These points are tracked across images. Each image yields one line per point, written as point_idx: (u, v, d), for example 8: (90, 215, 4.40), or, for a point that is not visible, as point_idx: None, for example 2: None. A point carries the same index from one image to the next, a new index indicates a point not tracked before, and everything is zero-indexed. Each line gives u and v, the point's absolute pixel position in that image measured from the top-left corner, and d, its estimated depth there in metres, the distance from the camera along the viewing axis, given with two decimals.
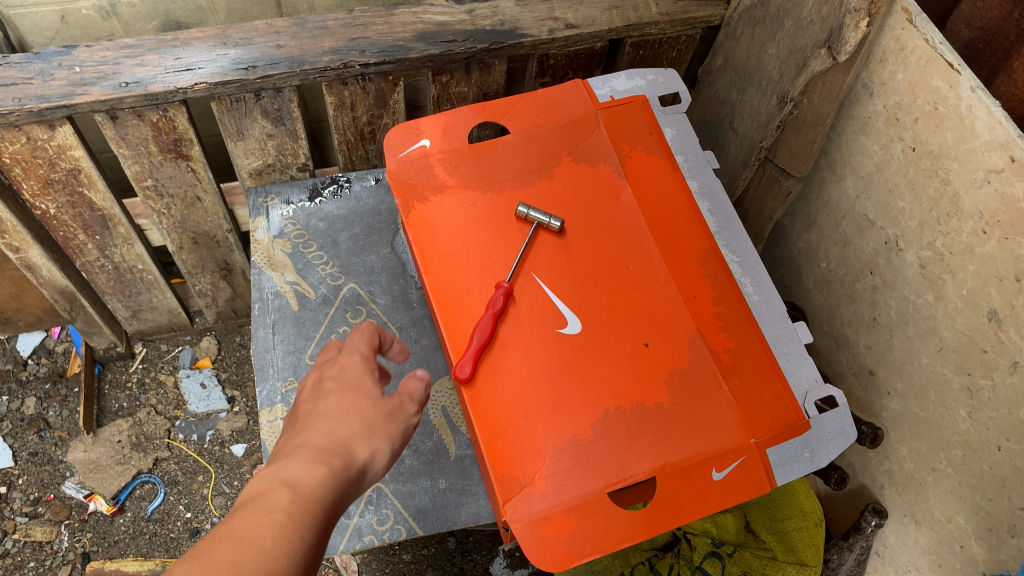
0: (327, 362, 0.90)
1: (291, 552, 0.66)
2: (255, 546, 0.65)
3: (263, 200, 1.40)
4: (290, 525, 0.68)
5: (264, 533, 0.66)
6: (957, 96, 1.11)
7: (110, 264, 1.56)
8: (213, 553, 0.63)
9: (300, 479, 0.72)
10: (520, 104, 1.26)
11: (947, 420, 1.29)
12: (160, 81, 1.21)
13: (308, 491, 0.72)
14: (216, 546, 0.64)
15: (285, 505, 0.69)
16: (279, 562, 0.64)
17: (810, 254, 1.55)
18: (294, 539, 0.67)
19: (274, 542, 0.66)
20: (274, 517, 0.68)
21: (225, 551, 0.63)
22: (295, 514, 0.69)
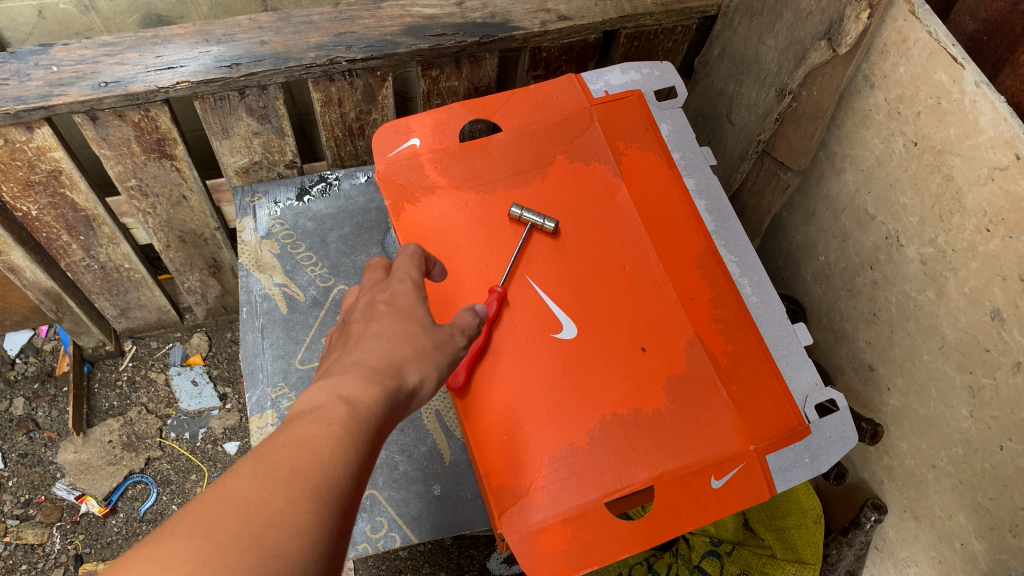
0: (373, 289, 0.89)
1: (348, 461, 0.65)
2: (314, 451, 0.63)
3: (250, 199, 1.37)
4: (347, 437, 0.66)
5: (323, 439, 0.65)
6: (960, 90, 1.08)
7: (96, 264, 1.53)
8: (276, 454, 0.62)
9: (356, 394, 0.71)
10: (512, 100, 1.23)
11: (948, 418, 1.27)
12: (140, 80, 1.17)
13: (364, 406, 0.70)
14: (278, 449, 0.62)
15: (343, 417, 0.68)
16: (337, 469, 0.63)
17: (809, 247, 1.53)
18: (352, 449, 0.66)
19: (334, 449, 0.65)
20: (332, 428, 0.66)
21: (288, 453, 0.62)
22: (352, 428, 0.67)
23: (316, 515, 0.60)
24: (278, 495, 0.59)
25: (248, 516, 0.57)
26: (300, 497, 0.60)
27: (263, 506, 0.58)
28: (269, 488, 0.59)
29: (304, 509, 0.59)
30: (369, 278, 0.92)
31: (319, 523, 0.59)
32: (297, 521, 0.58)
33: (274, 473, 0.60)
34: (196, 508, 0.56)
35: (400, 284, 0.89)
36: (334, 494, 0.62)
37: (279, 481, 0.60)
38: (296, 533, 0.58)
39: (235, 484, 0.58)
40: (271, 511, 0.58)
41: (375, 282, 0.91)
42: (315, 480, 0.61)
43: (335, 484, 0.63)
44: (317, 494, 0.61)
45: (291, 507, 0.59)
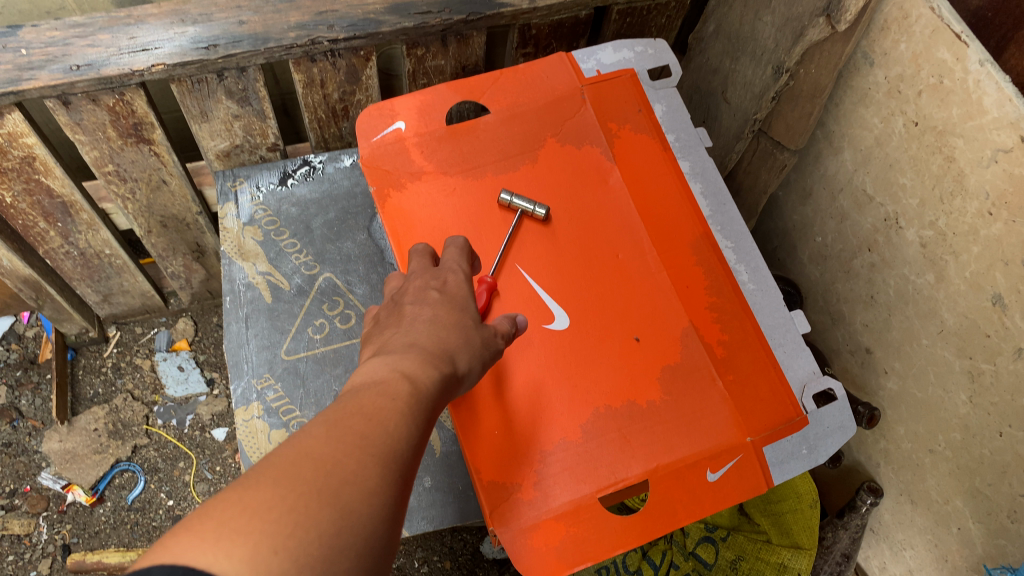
0: (420, 275, 0.90)
1: (410, 435, 0.65)
2: (381, 422, 0.64)
3: (232, 184, 1.33)
4: (409, 413, 0.67)
5: (388, 412, 0.65)
6: (964, 69, 1.04)
7: (75, 250, 1.49)
8: (346, 421, 0.62)
9: (417, 374, 0.71)
10: (500, 81, 1.18)
11: (947, 403, 1.25)
12: (114, 63, 1.12)
13: (424, 386, 0.71)
14: (348, 416, 0.63)
15: (405, 394, 0.68)
16: (401, 440, 0.64)
17: (805, 228, 1.50)
18: (413, 423, 0.66)
19: (399, 422, 0.65)
20: (395, 403, 0.66)
21: (359, 422, 0.62)
22: (414, 406, 0.68)
23: (385, 478, 0.60)
24: (350, 457, 0.59)
25: (326, 472, 0.56)
26: (370, 460, 0.60)
27: (341, 464, 0.58)
28: (343, 448, 0.59)
29: (375, 473, 0.59)
30: (416, 265, 0.93)
31: (387, 488, 0.59)
32: (370, 483, 0.58)
33: (346, 437, 0.60)
34: (276, 462, 0.55)
35: (450, 275, 0.90)
36: (400, 462, 0.62)
37: (352, 445, 0.60)
38: (368, 493, 0.58)
39: (311, 445, 0.58)
40: (346, 471, 0.58)
41: (421, 270, 0.91)
42: (383, 448, 0.62)
43: (400, 454, 0.63)
44: (384, 461, 0.61)
45: (364, 468, 0.59)
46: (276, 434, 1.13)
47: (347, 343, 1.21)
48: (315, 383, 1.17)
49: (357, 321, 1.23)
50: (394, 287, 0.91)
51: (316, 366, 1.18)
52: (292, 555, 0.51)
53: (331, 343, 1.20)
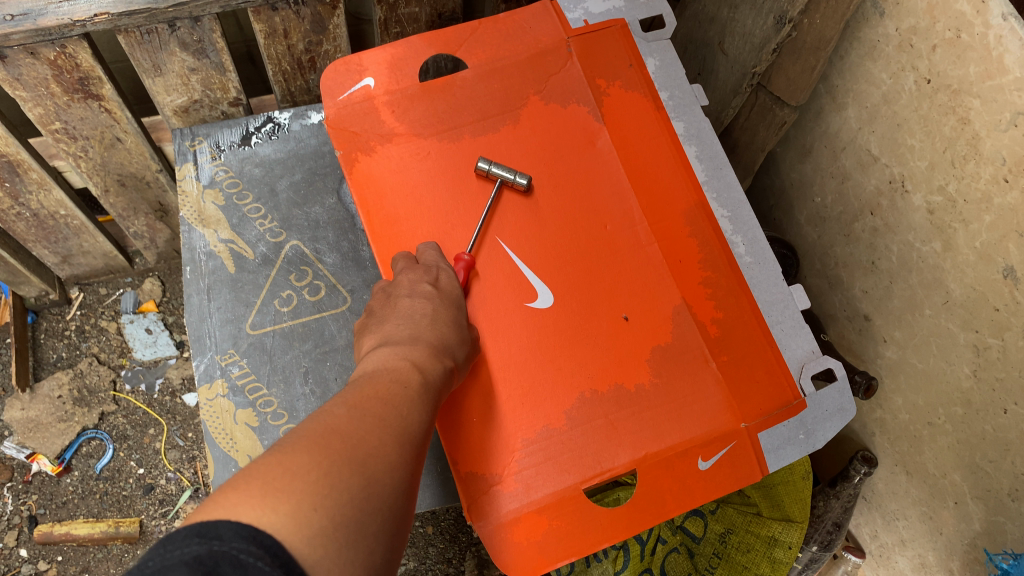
0: (411, 268, 0.89)
1: (420, 419, 0.69)
2: (395, 406, 0.67)
3: (190, 142, 1.23)
4: (420, 398, 0.71)
5: (402, 398, 0.69)
6: (985, 23, 0.96)
7: (27, 211, 1.40)
8: (364, 404, 0.65)
9: (425, 365, 0.75)
10: (479, 32, 1.08)
11: (948, 376, 1.19)
12: (52, 13, 1.01)
13: (431, 374, 0.75)
14: (366, 400, 0.66)
15: (416, 383, 0.72)
16: (414, 423, 0.68)
17: (804, 187, 1.42)
18: (423, 407, 0.70)
19: (412, 407, 0.69)
20: (408, 390, 0.70)
21: (376, 404, 0.66)
22: (425, 393, 0.72)
23: (403, 454, 0.63)
24: (372, 434, 0.62)
25: (353, 444, 0.60)
26: (389, 436, 0.63)
27: (365, 438, 0.61)
28: (366, 426, 0.63)
29: (395, 449, 0.63)
30: (400, 265, 0.91)
31: (405, 462, 0.63)
32: (392, 456, 0.62)
33: (365, 417, 0.64)
34: (308, 435, 0.59)
35: (440, 272, 0.90)
36: (414, 443, 0.66)
37: (372, 423, 0.64)
38: (392, 465, 0.61)
39: (336, 422, 0.62)
40: (370, 445, 0.61)
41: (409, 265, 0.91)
42: (398, 428, 0.65)
43: (414, 436, 0.67)
44: (401, 439, 0.65)
45: (386, 443, 0.62)
46: (242, 414, 1.06)
47: (317, 316, 1.13)
48: (282, 360, 1.10)
49: (327, 293, 1.15)
50: (383, 282, 0.91)
51: (283, 342, 1.11)
52: (328, 513, 0.53)
53: (299, 316, 1.13)
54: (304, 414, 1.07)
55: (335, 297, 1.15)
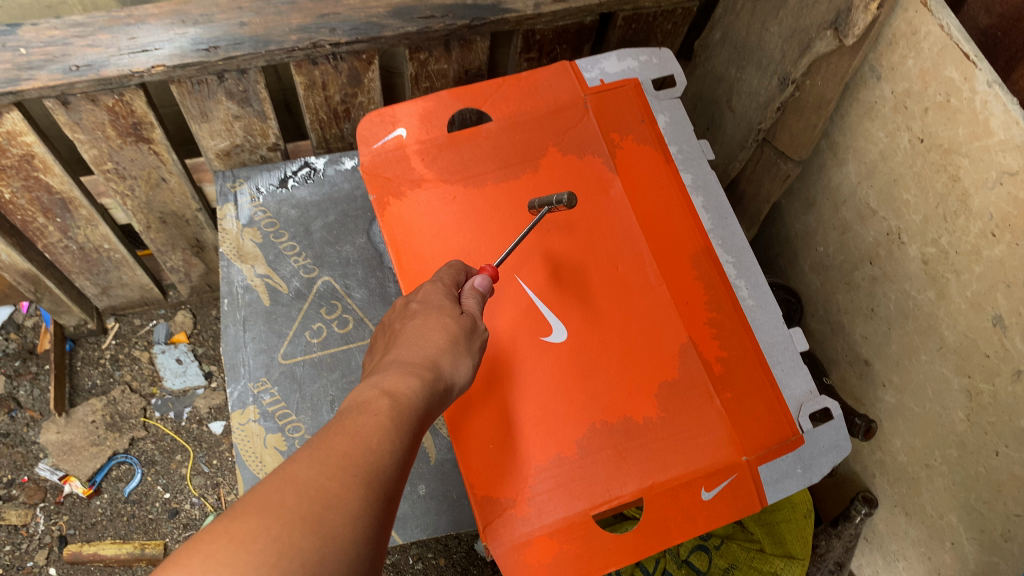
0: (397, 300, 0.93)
1: (393, 450, 0.69)
2: (364, 442, 0.67)
3: (232, 184, 1.32)
4: (393, 426, 0.71)
5: (371, 432, 0.69)
6: (972, 89, 1.03)
7: (74, 245, 1.49)
8: (330, 443, 0.65)
9: (402, 389, 0.75)
10: (503, 89, 1.17)
11: (944, 419, 1.25)
12: (113, 64, 1.11)
13: (408, 400, 0.74)
14: (332, 439, 0.66)
15: (389, 411, 0.72)
16: (384, 457, 0.67)
17: (808, 237, 1.49)
18: (396, 439, 0.70)
19: (382, 438, 0.69)
20: (379, 421, 0.70)
21: (344, 443, 0.66)
22: (400, 420, 0.72)
23: (368, 499, 0.63)
24: (333, 480, 0.62)
25: (307, 499, 0.60)
26: (353, 481, 0.63)
27: (324, 488, 0.61)
28: (329, 473, 0.63)
29: (357, 495, 0.63)
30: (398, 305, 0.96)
31: (371, 506, 0.63)
32: (353, 505, 0.62)
33: (329, 459, 0.64)
34: (260, 494, 0.59)
35: (437, 282, 0.92)
36: (383, 481, 0.66)
37: (335, 466, 0.63)
38: (352, 517, 0.61)
39: (296, 471, 0.62)
40: (329, 494, 0.61)
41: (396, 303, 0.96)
42: (366, 467, 0.65)
43: (383, 474, 0.66)
44: (367, 481, 0.64)
45: (348, 491, 0.62)
46: (272, 438, 1.13)
47: (344, 348, 1.21)
48: (311, 388, 1.17)
49: (355, 326, 1.23)
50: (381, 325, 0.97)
51: (313, 371, 1.18)
52: None
53: (328, 347, 1.20)
54: None
55: (362, 330, 1.23)
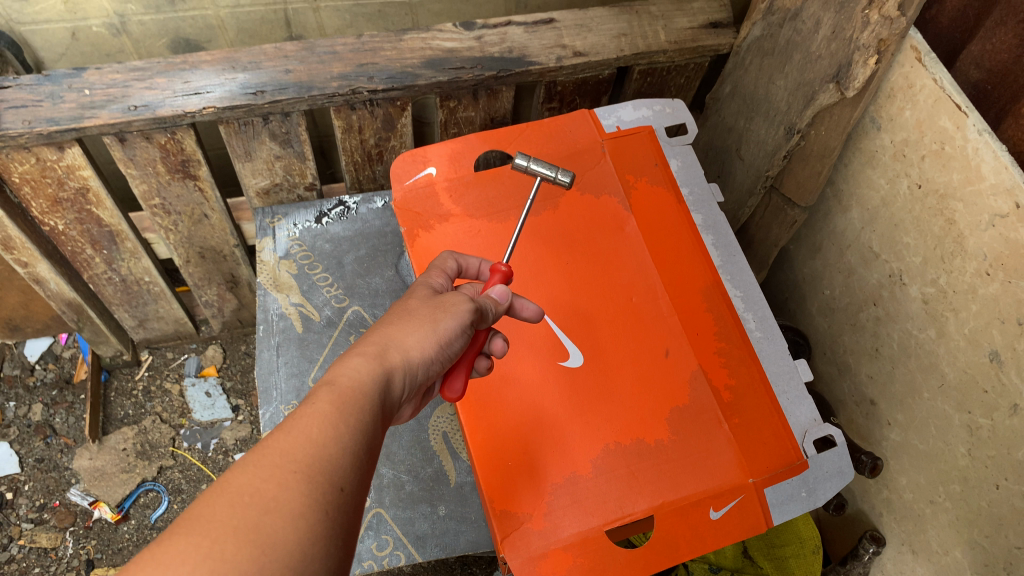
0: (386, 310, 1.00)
1: (338, 437, 0.71)
2: (305, 436, 0.69)
3: (271, 220, 1.42)
4: (337, 413, 0.73)
5: (313, 422, 0.70)
6: (964, 137, 1.11)
7: (117, 276, 1.57)
8: (269, 444, 0.67)
9: (347, 375, 0.78)
10: (526, 133, 1.26)
11: (947, 455, 1.29)
12: (168, 104, 1.21)
13: (353, 386, 0.77)
14: (271, 441, 0.68)
15: (332, 399, 0.74)
16: (328, 446, 0.69)
17: (815, 281, 1.56)
18: (341, 425, 0.72)
19: (324, 427, 0.71)
20: (321, 409, 0.72)
21: (285, 440, 0.68)
22: (345, 406, 0.74)
23: (310, 494, 0.65)
24: (270, 482, 0.64)
25: (245, 508, 0.62)
26: (293, 480, 0.65)
27: (261, 494, 0.63)
28: (266, 477, 0.64)
29: (299, 493, 0.65)
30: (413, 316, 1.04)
31: (314, 499, 0.65)
32: (294, 504, 0.64)
33: (268, 463, 0.66)
34: (196, 508, 0.61)
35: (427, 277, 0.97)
36: (327, 472, 0.68)
37: (273, 468, 0.65)
38: (293, 517, 0.63)
39: (234, 479, 0.63)
40: (267, 500, 0.63)
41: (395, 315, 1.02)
42: (307, 462, 0.67)
43: (328, 464, 0.68)
44: (309, 476, 0.66)
45: (288, 492, 0.64)
46: None
47: None
48: None
49: None
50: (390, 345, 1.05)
51: None
52: None
53: None
54: None
55: None
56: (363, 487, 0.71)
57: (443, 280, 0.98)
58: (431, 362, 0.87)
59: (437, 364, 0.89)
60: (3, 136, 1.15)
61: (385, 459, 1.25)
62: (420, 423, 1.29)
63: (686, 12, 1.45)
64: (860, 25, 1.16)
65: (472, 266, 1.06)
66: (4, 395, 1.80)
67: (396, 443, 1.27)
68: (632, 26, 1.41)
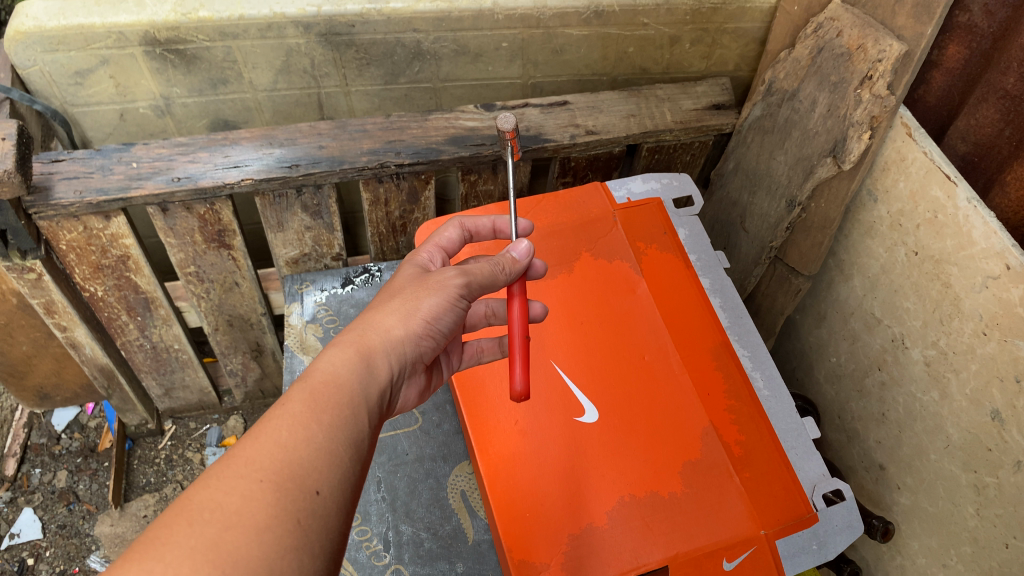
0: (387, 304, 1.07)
1: (310, 439, 0.73)
2: (273, 442, 0.71)
3: (299, 286, 1.50)
4: (310, 415, 0.75)
5: (281, 427, 0.73)
6: (954, 206, 1.18)
7: (148, 344, 1.63)
8: (236, 454, 0.69)
9: (323, 368, 0.82)
10: (542, 204, 1.37)
11: (956, 516, 1.28)
12: (209, 176, 1.30)
13: (326, 381, 0.80)
14: (237, 450, 0.70)
15: (304, 398, 0.77)
16: (298, 450, 0.72)
17: (821, 349, 1.61)
18: (312, 424, 0.75)
19: (290, 432, 0.73)
20: (291, 411, 0.75)
21: (250, 449, 0.70)
22: (318, 403, 0.77)
23: (277, 503, 0.67)
24: (233, 495, 0.66)
25: (205, 525, 0.63)
26: (258, 491, 0.67)
27: (222, 510, 0.64)
28: (228, 490, 0.66)
29: (267, 503, 0.66)
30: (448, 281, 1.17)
31: (284, 509, 0.67)
32: (258, 516, 0.65)
33: (233, 473, 0.67)
34: (155, 530, 0.62)
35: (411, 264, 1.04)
36: (296, 479, 0.70)
37: (237, 479, 0.67)
38: (257, 530, 0.64)
39: (196, 496, 0.65)
40: (230, 514, 0.64)
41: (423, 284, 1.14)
42: (272, 470, 0.69)
43: (298, 470, 0.70)
44: (276, 484, 0.68)
45: (252, 504, 0.66)
46: None
47: (392, 433, 1.35)
48: None
49: (402, 413, 1.37)
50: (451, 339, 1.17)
51: None
52: None
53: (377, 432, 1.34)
54: (376, 517, 1.24)
55: (409, 417, 1.37)
56: (343, 485, 0.73)
57: (432, 257, 1.08)
58: (418, 337, 0.93)
59: (429, 339, 0.95)
60: (55, 205, 1.24)
61: (404, 517, 1.24)
62: (439, 481, 1.29)
63: (690, 95, 1.57)
64: (853, 103, 1.26)
65: (483, 227, 1.20)
66: (30, 462, 1.90)
67: (416, 501, 1.26)
68: (641, 107, 1.52)
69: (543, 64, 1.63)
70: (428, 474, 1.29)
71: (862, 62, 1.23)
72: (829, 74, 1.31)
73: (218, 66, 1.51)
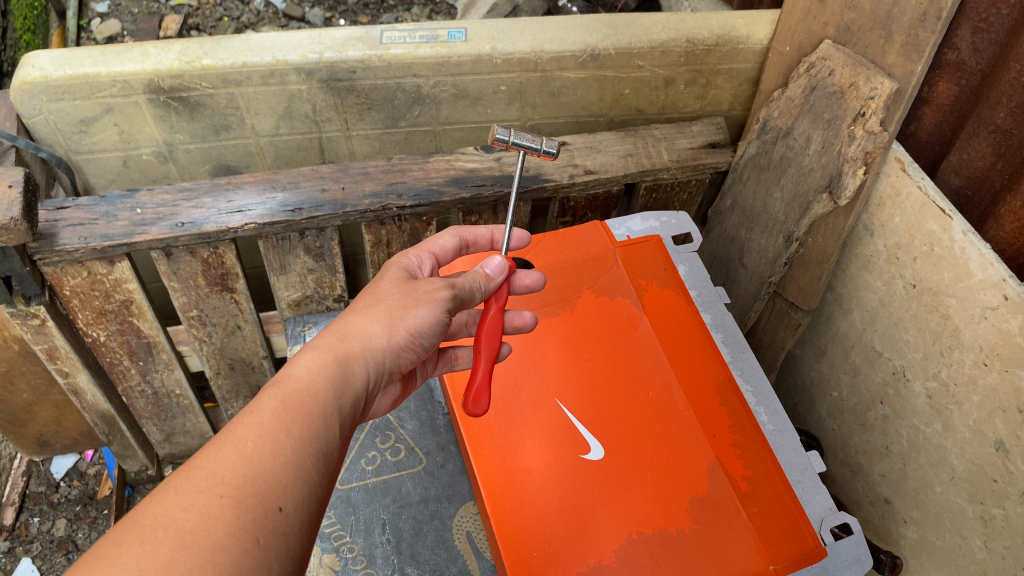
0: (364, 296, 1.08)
1: (277, 452, 0.74)
2: (237, 453, 0.71)
3: (301, 328, 1.53)
4: (280, 428, 0.75)
5: (248, 437, 0.73)
6: (950, 238, 1.20)
7: (149, 389, 1.63)
8: (197, 465, 0.69)
9: (298, 375, 0.82)
10: (543, 242, 1.39)
11: (964, 549, 1.27)
12: (213, 221, 1.31)
13: (300, 389, 0.81)
14: (197, 463, 0.70)
15: (275, 407, 0.77)
16: (265, 466, 0.72)
17: (823, 383, 1.62)
18: (281, 436, 0.75)
19: (255, 443, 0.73)
20: (259, 421, 0.75)
21: (212, 460, 0.70)
22: (290, 413, 0.78)
23: (236, 521, 0.67)
24: (189, 511, 0.65)
25: (157, 544, 0.63)
26: (217, 507, 0.67)
27: (177, 528, 0.64)
28: (185, 506, 0.66)
29: (225, 521, 0.66)
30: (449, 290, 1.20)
31: (244, 529, 0.67)
32: (215, 534, 0.65)
33: (192, 487, 0.67)
34: (105, 547, 0.62)
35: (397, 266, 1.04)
36: (258, 496, 0.70)
37: (195, 494, 0.67)
38: (212, 549, 0.64)
39: (152, 509, 0.65)
40: (184, 531, 0.64)
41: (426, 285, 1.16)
42: (234, 486, 0.69)
43: (262, 485, 0.71)
44: (237, 500, 0.68)
45: (209, 522, 0.66)
46: (327, 558, 1.22)
47: (396, 475, 1.34)
48: (365, 512, 1.29)
49: (406, 454, 1.37)
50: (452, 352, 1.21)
51: (367, 496, 1.30)
52: None
53: (382, 474, 1.34)
54: (381, 560, 1.23)
55: (413, 458, 1.36)
56: (307, 502, 0.74)
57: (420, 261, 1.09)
58: (401, 349, 0.94)
59: (410, 352, 0.95)
60: (60, 251, 1.25)
61: (409, 559, 1.23)
62: (444, 522, 1.28)
63: (686, 134, 1.60)
64: (847, 140, 1.28)
65: (481, 237, 1.22)
66: (28, 511, 1.88)
67: (421, 543, 1.25)
68: (638, 147, 1.55)
69: (541, 106, 1.65)
70: (433, 516, 1.28)
71: (855, 100, 1.25)
72: (823, 111, 1.33)
73: (221, 113, 1.53)
